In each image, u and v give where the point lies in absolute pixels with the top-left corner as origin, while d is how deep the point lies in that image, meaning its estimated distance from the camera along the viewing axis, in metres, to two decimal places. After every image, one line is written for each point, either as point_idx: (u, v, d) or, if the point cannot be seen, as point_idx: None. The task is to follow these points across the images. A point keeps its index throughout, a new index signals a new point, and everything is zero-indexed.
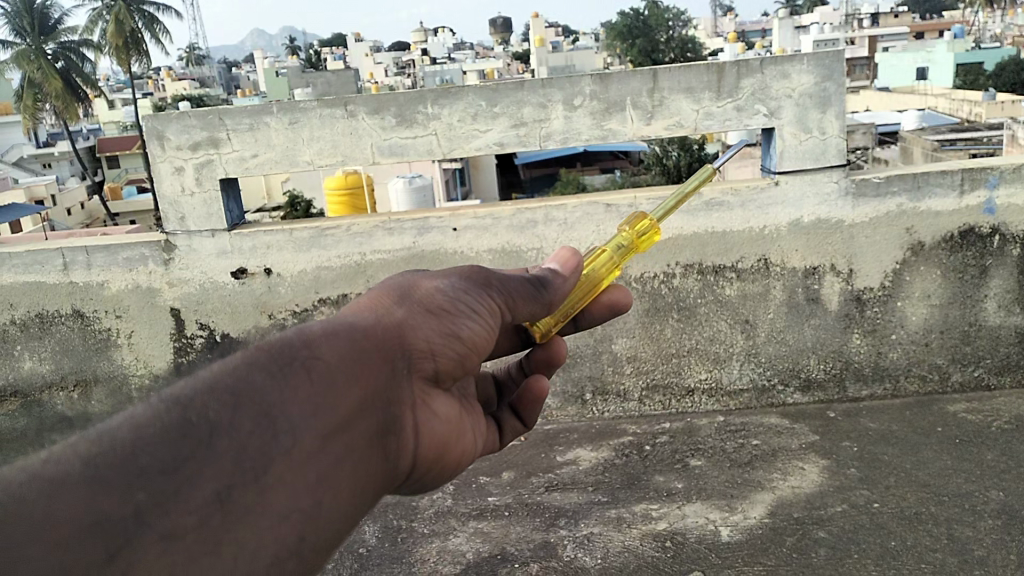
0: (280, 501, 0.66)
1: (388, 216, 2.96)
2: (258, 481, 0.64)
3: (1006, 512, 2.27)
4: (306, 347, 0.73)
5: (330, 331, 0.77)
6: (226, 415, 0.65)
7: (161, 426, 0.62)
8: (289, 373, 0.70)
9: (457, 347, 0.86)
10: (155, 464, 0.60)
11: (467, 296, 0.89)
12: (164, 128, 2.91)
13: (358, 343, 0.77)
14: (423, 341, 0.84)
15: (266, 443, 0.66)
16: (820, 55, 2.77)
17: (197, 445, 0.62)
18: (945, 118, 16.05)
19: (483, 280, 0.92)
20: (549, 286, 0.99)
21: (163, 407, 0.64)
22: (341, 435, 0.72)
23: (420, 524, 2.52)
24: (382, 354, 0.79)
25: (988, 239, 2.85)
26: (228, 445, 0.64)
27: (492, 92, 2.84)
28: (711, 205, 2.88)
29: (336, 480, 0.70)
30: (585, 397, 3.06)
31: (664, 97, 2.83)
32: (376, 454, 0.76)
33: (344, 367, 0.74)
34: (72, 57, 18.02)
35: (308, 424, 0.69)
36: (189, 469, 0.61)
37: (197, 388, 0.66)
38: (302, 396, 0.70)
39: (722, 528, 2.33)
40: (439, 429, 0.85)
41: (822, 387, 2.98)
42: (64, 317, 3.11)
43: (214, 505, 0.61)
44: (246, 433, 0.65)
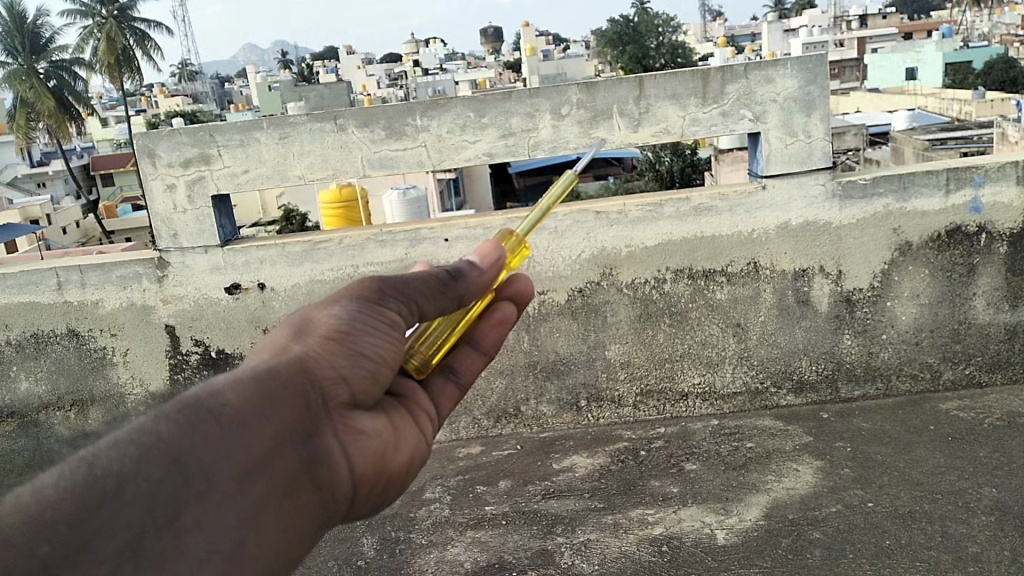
0: (201, 545, 0.63)
1: (380, 229, 2.98)
2: (175, 527, 0.62)
3: (999, 508, 2.28)
4: (205, 398, 0.71)
5: (232, 380, 0.74)
6: (130, 465, 0.63)
7: (67, 486, 0.61)
8: (197, 422, 0.68)
9: (369, 364, 0.84)
10: (59, 521, 0.59)
11: (374, 310, 0.87)
12: (155, 146, 2.93)
13: (262, 386, 0.75)
14: (332, 368, 0.81)
15: (179, 488, 0.63)
16: (804, 58, 2.81)
17: (103, 496, 0.60)
18: (935, 116, 16.09)
19: (379, 286, 0.90)
20: (461, 277, 0.97)
21: (68, 470, 0.62)
22: (261, 474, 0.70)
23: (418, 534, 2.53)
24: (293, 390, 0.77)
25: (975, 238, 2.87)
26: (137, 493, 0.61)
27: (479, 103, 2.87)
28: (700, 210, 2.90)
29: (261, 519, 0.69)
30: (580, 404, 3.07)
31: (651, 104, 2.85)
32: (303, 490, 0.75)
33: (252, 411, 0.72)
34: (65, 75, 18.04)
35: (220, 471, 0.67)
36: (98, 518, 0.59)
37: (100, 449, 0.64)
38: (211, 442, 0.67)
39: (719, 531, 2.34)
40: (372, 447, 0.84)
41: (815, 388, 3.00)
42: (59, 337, 3.12)
43: (124, 557, 0.59)
44: (156, 480, 0.63)
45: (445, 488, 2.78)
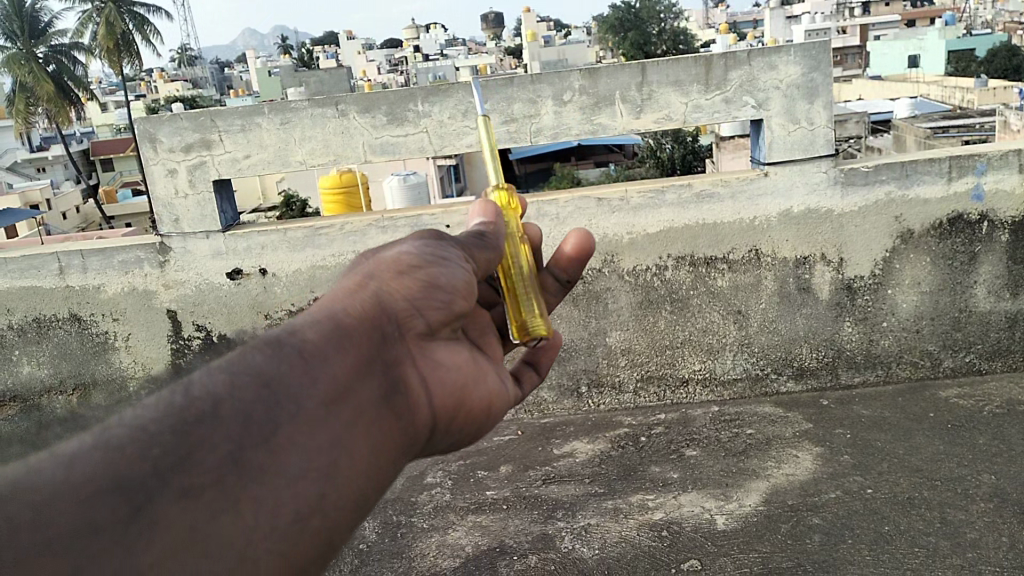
0: (293, 461, 0.75)
1: (382, 215, 2.98)
2: (269, 444, 0.74)
3: (998, 495, 2.29)
4: (288, 336, 0.83)
5: (309, 318, 0.87)
6: (226, 389, 0.74)
7: (170, 404, 0.72)
8: (282, 355, 0.80)
9: (436, 301, 0.95)
10: (167, 432, 0.69)
11: (433, 253, 0.98)
12: (156, 131, 2.93)
13: (339, 322, 0.87)
14: (403, 304, 0.93)
15: (270, 409, 0.75)
16: (807, 45, 2.80)
17: (206, 413, 0.72)
18: (938, 104, 16.01)
19: (437, 237, 1.02)
20: (490, 233, 1.10)
21: (170, 392, 0.73)
22: (343, 400, 0.82)
23: (419, 519, 2.55)
24: (370, 326, 0.89)
25: (977, 226, 2.87)
26: (234, 412, 0.73)
27: (481, 88, 2.86)
28: (702, 197, 2.90)
29: (345, 439, 0.81)
30: (580, 390, 3.08)
31: (653, 90, 2.85)
32: (386, 413, 0.87)
33: (331, 343, 0.84)
34: (62, 60, 17.91)
35: (308, 394, 0.79)
36: (200, 432, 0.70)
37: (197, 378, 0.75)
38: (298, 371, 0.80)
39: (718, 517, 2.36)
40: (447, 379, 0.95)
41: (816, 375, 3.01)
42: (61, 321, 3.12)
43: (229, 465, 0.71)
44: (249, 402, 0.75)
45: (446, 473, 2.80)
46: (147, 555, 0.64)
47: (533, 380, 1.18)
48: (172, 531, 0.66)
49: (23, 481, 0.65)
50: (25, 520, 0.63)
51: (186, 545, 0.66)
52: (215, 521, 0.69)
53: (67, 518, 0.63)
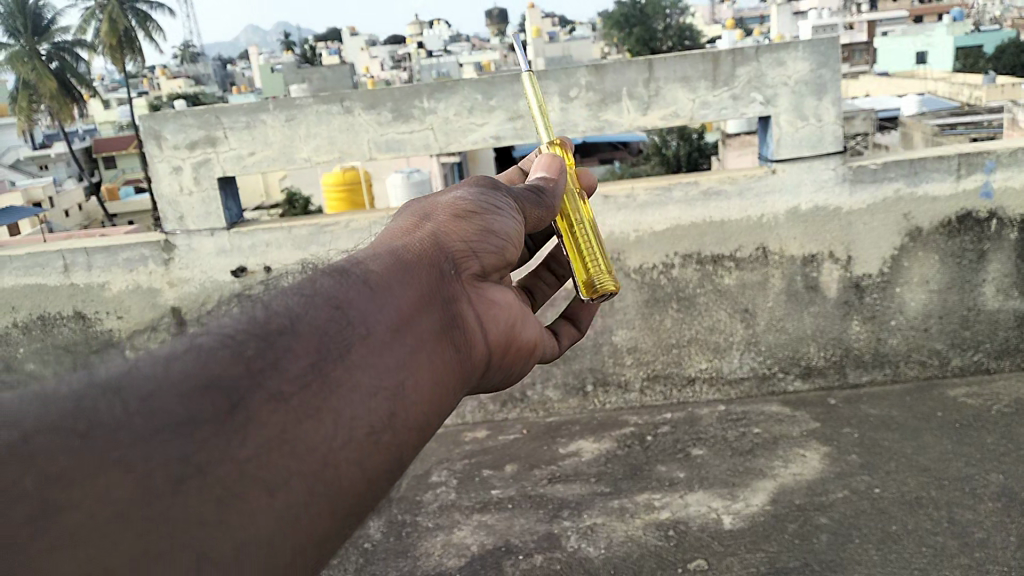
0: (366, 378, 0.71)
1: (387, 212, 2.97)
2: (344, 361, 0.70)
3: (1006, 495, 2.27)
4: (352, 267, 0.81)
5: (371, 253, 0.85)
6: (300, 307, 0.72)
7: (249, 319, 0.69)
8: (350, 281, 0.78)
9: (494, 241, 0.93)
10: (253, 340, 0.66)
11: (488, 198, 0.96)
12: (161, 128, 2.92)
13: (401, 256, 0.85)
14: (462, 243, 0.90)
15: (343, 329, 0.72)
16: (816, 41, 2.78)
17: (284, 326, 0.69)
18: (943, 101, 15.92)
19: (492, 182, 1.01)
20: (548, 190, 1.10)
21: (248, 308, 0.71)
22: (410, 327, 0.78)
23: (424, 518, 2.54)
24: (429, 262, 0.87)
25: (986, 224, 2.85)
26: (309, 327, 0.70)
27: (487, 85, 2.84)
28: (709, 194, 2.88)
29: (414, 365, 0.76)
30: (586, 388, 3.07)
31: (660, 87, 2.83)
32: (448, 345, 0.83)
33: (395, 275, 0.82)
34: (66, 58, 17.94)
35: (377, 318, 0.76)
36: (281, 343, 0.67)
37: (270, 299, 0.73)
38: (366, 296, 0.77)
39: (725, 516, 2.34)
40: (505, 319, 0.92)
41: (823, 373, 2.99)
42: (66, 319, 3.11)
43: (312, 373, 0.67)
44: (323, 321, 0.72)
45: (452, 472, 2.79)
46: (243, 451, 0.60)
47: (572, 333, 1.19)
48: (264, 430, 0.62)
49: (118, 374, 0.60)
50: (127, 408, 0.57)
51: (277, 445, 0.62)
52: (302, 426, 0.64)
53: (168, 408, 0.58)
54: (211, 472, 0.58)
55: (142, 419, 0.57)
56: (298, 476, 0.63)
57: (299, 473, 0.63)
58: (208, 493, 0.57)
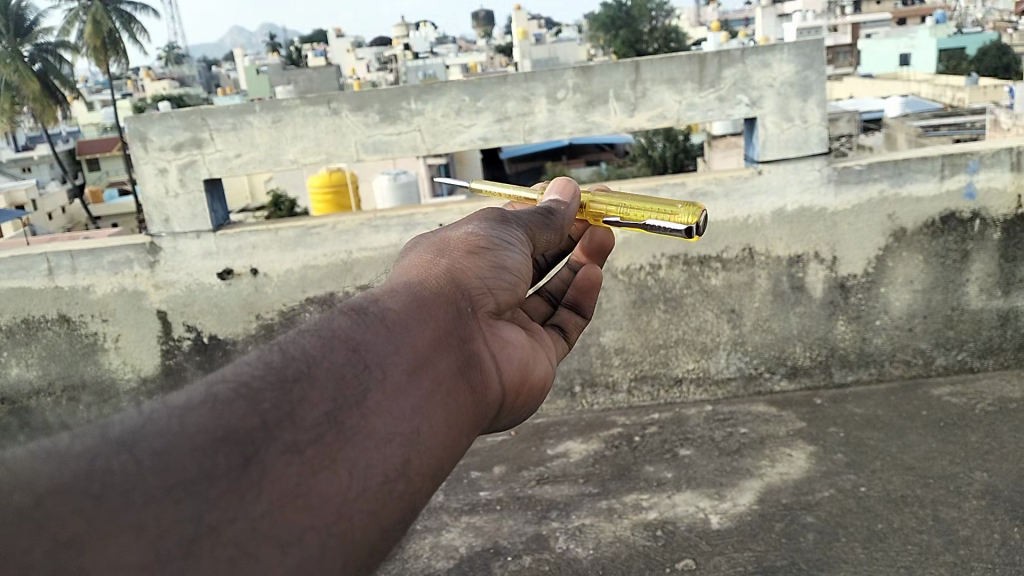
0: (382, 424, 0.70)
1: (374, 214, 2.96)
2: (361, 407, 0.70)
3: (989, 493, 2.30)
4: (369, 305, 0.80)
5: (387, 290, 0.85)
6: (319, 351, 0.71)
7: (266, 364, 0.68)
8: (367, 322, 0.78)
9: (505, 279, 0.93)
10: (269, 390, 0.65)
11: (499, 233, 0.97)
12: (146, 130, 2.90)
13: (418, 294, 0.85)
14: (477, 279, 0.91)
15: (360, 373, 0.72)
16: (801, 43, 2.80)
17: (301, 373, 0.68)
18: (926, 102, 16.06)
19: (500, 217, 1.01)
20: (556, 214, 1.11)
21: (262, 355, 0.70)
22: (425, 369, 0.78)
23: (413, 520, 2.53)
24: (446, 299, 0.87)
25: (969, 224, 2.88)
26: (327, 372, 0.70)
27: (474, 87, 2.84)
28: (695, 195, 2.89)
29: (429, 409, 0.76)
30: (574, 389, 3.07)
31: (647, 89, 2.84)
32: (462, 386, 0.82)
33: (413, 313, 0.81)
34: (49, 58, 17.79)
35: (394, 361, 0.75)
36: (298, 391, 0.66)
37: (286, 343, 0.72)
38: (383, 338, 0.77)
39: (713, 516, 2.35)
40: (514, 359, 0.92)
41: (809, 373, 3.02)
42: (50, 323, 3.08)
43: (327, 423, 0.66)
44: (341, 366, 0.71)
45: None
46: (258, 508, 0.58)
47: (577, 324, 1.20)
48: (278, 485, 0.60)
49: (132, 429, 0.59)
50: (141, 465, 0.56)
51: (291, 500, 0.61)
52: (317, 477, 0.63)
53: (182, 464, 0.57)
54: (226, 531, 0.56)
55: (155, 478, 0.55)
56: (314, 530, 0.61)
57: (314, 528, 0.61)
58: (221, 553, 0.55)
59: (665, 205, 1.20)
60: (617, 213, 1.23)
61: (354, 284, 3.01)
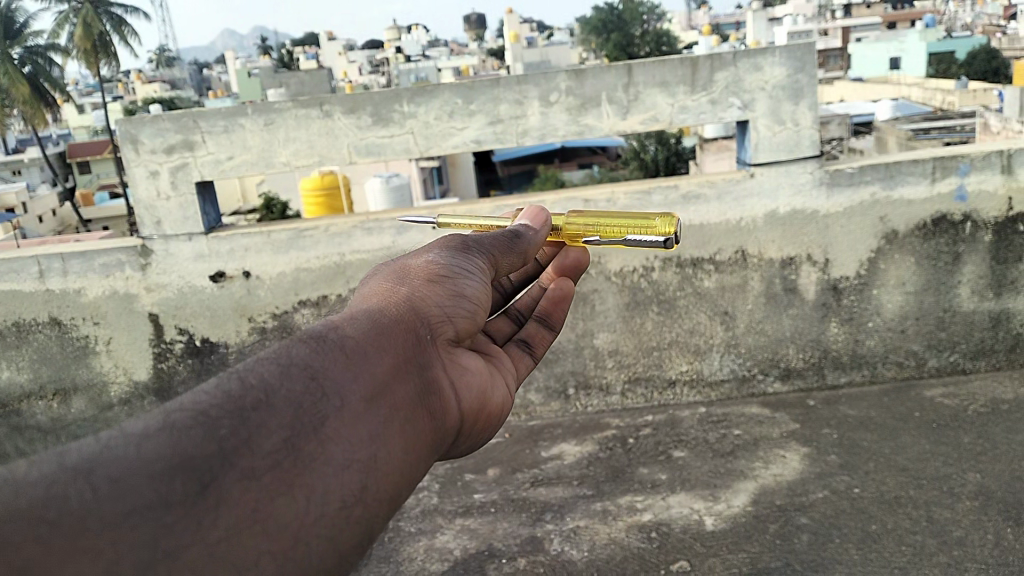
0: (339, 451, 0.69)
1: (367, 216, 2.96)
2: (318, 434, 0.68)
3: (982, 494, 2.30)
4: (328, 332, 0.78)
5: (347, 316, 0.83)
6: (275, 380, 0.70)
7: (222, 392, 0.67)
8: (325, 349, 0.76)
9: (468, 305, 0.91)
10: (225, 418, 0.65)
11: (463, 258, 0.95)
12: (138, 132, 2.89)
13: (378, 320, 0.83)
14: (437, 308, 0.88)
15: (317, 401, 0.70)
16: (792, 47, 2.81)
17: (258, 401, 0.67)
18: (917, 106, 16.14)
19: (464, 241, 0.99)
20: (522, 238, 1.06)
21: (220, 382, 0.69)
22: (384, 396, 0.76)
23: (407, 523, 2.53)
24: (405, 327, 0.84)
25: (960, 226, 2.89)
26: (285, 400, 0.68)
27: (468, 89, 2.84)
28: (688, 198, 2.90)
29: (387, 436, 0.74)
30: (568, 392, 3.08)
31: (639, 92, 2.85)
32: (422, 412, 0.80)
33: (372, 341, 0.79)
34: (39, 60, 17.70)
35: (351, 389, 0.73)
36: (255, 419, 0.66)
37: (243, 369, 0.71)
38: (341, 365, 0.75)
39: (707, 517, 2.35)
40: (473, 385, 0.90)
41: (802, 375, 3.02)
42: (41, 326, 3.06)
43: (285, 450, 0.65)
44: (297, 394, 0.70)
45: (434, 477, 2.78)
46: (214, 533, 0.59)
47: (545, 338, 1.19)
48: (236, 511, 0.61)
49: (88, 455, 0.58)
50: (96, 492, 0.56)
51: (248, 526, 0.61)
52: (274, 503, 0.63)
53: (139, 491, 0.57)
54: (182, 556, 0.57)
55: (111, 503, 0.56)
56: (269, 555, 0.62)
57: (270, 553, 0.62)
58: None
59: (642, 219, 1.18)
60: (595, 232, 1.22)
61: (347, 286, 3.00)
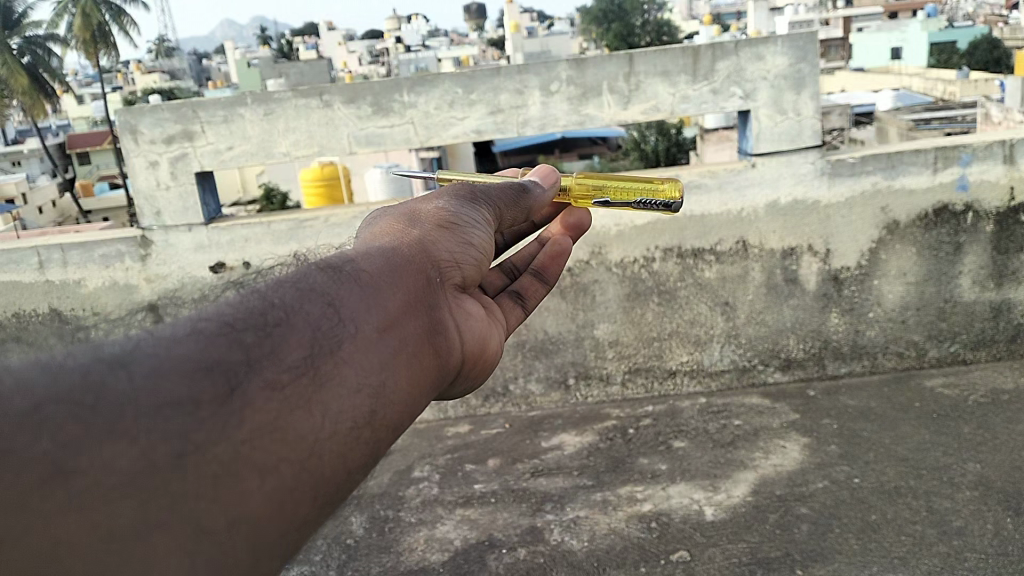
0: (353, 375, 0.68)
1: (367, 207, 2.95)
2: (334, 356, 0.67)
3: (983, 484, 2.31)
4: (343, 263, 0.77)
5: (360, 252, 0.81)
6: (294, 301, 0.69)
7: (245, 305, 0.66)
8: (341, 278, 0.74)
9: (474, 253, 0.90)
10: (249, 328, 0.63)
11: (470, 209, 0.94)
12: (137, 122, 2.88)
13: (391, 258, 0.81)
14: (446, 253, 0.88)
15: (334, 326, 0.69)
16: (794, 36, 2.79)
17: (280, 317, 0.66)
18: (918, 96, 16.09)
19: (471, 191, 0.98)
20: (531, 192, 1.05)
21: (241, 297, 0.68)
22: (396, 329, 0.75)
23: (407, 513, 2.53)
24: (416, 267, 0.83)
25: (962, 217, 2.88)
26: (304, 322, 0.67)
27: (468, 79, 2.83)
28: (689, 187, 2.89)
29: (397, 368, 0.73)
30: (568, 382, 3.08)
31: (640, 81, 2.83)
32: (429, 350, 0.79)
33: (386, 275, 0.78)
34: (37, 51, 17.62)
35: (365, 318, 0.72)
36: (278, 334, 0.64)
37: (262, 290, 0.69)
38: (356, 296, 0.73)
39: (707, 508, 2.36)
40: (475, 330, 0.89)
41: (803, 365, 3.02)
42: (41, 317, 3.07)
43: (304, 366, 0.64)
44: (316, 317, 0.69)
45: (434, 467, 2.78)
46: (240, 433, 0.57)
47: (539, 291, 1.16)
48: (259, 416, 0.59)
49: (125, 348, 0.57)
50: (133, 381, 0.55)
51: (269, 432, 0.59)
52: (293, 415, 0.61)
53: (172, 384, 0.56)
54: (209, 450, 0.56)
55: (147, 393, 0.54)
56: (286, 462, 0.60)
57: (288, 460, 0.60)
58: (206, 470, 0.55)
59: (651, 184, 1.27)
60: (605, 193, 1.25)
61: None
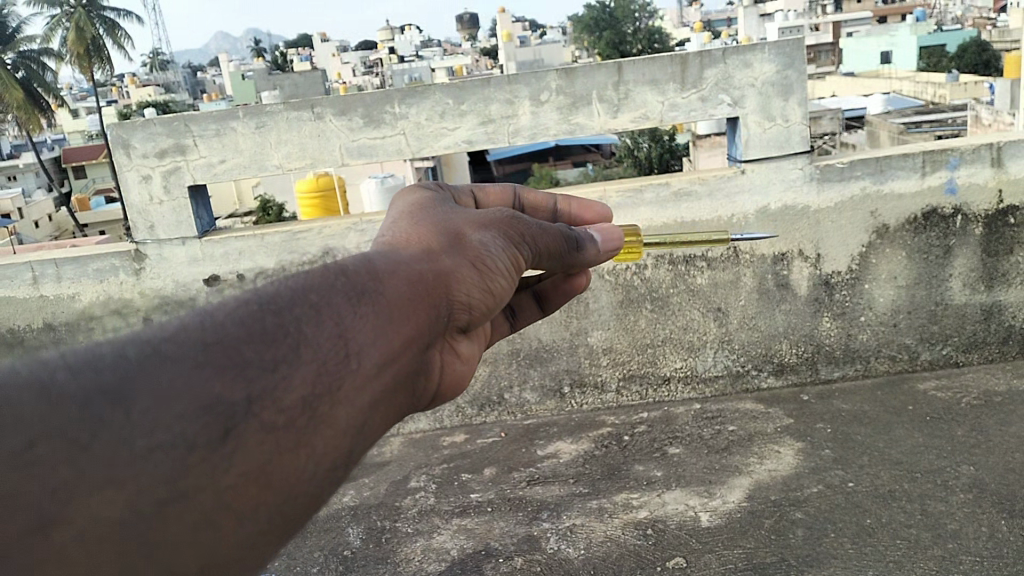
0: (343, 417, 0.65)
1: (360, 218, 2.97)
2: (330, 398, 0.64)
3: (976, 486, 2.32)
4: (365, 283, 0.73)
5: (388, 268, 0.77)
6: (307, 327, 0.65)
7: (255, 326, 0.61)
8: (359, 305, 0.70)
9: (487, 301, 0.87)
10: (255, 362, 0.59)
11: (511, 256, 0.90)
12: (129, 137, 2.89)
13: (409, 287, 0.77)
14: (460, 293, 0.84)
15: (338, 364, 0.65)
16: (781, 43, 2.82)
17: (287, 350, 0.61)
18: (909, 100, 16.16)
19: (521, 233, 0.93)
20: (582, 248, 1.02)
21: (256, 307, 0.63)
22: (391, 371, 0.71)
23: (404, 524, 2.53)
24: (429, 295, 0.80)
25: (951, 220, 2.90)
26: (311, 359, 0.63)
27: (458, 90, 2.85)
28: (680, 195, 2.91)
29: (378, 416, 0.69)
30: (563, 390, 3.09)
31: (629, 90, 2.85)
32: (411, 392, 0.76)
33: (399, 306, 0.74)
34: (31, 65, 17.62)
35: (366, 359, 0.68)
36: (282, 370, 0.60)
37: (284, 300, 0.65)
38: (368, 328, 0.69)
39: (702, 514, 2.37)
40: (459, 368, 0.85)
41: (796, 370, 3.04)
42: (36, 331, 3.07)
43: (300, 407, 0.61)
44: (323, 352, 0.65)
45: (431, 476, 2.79)
46: (226, 478, 0.55)
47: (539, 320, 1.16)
48: (246, 461, 0.56)
49: (122, 372, 0.53)
50: (128, 417, 0.52)
51: (254, 477, 0.57)
52: (281, 460, 0.59)
53: (165, 427, 0.53)
54: (194, 497, 0.53)
55: (141, 437, 0.51)
56: (264, 506, 0.58)
57: (267, 502, 0.58)
58: (186, 520, 0.53)
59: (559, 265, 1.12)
60: None
61: None
